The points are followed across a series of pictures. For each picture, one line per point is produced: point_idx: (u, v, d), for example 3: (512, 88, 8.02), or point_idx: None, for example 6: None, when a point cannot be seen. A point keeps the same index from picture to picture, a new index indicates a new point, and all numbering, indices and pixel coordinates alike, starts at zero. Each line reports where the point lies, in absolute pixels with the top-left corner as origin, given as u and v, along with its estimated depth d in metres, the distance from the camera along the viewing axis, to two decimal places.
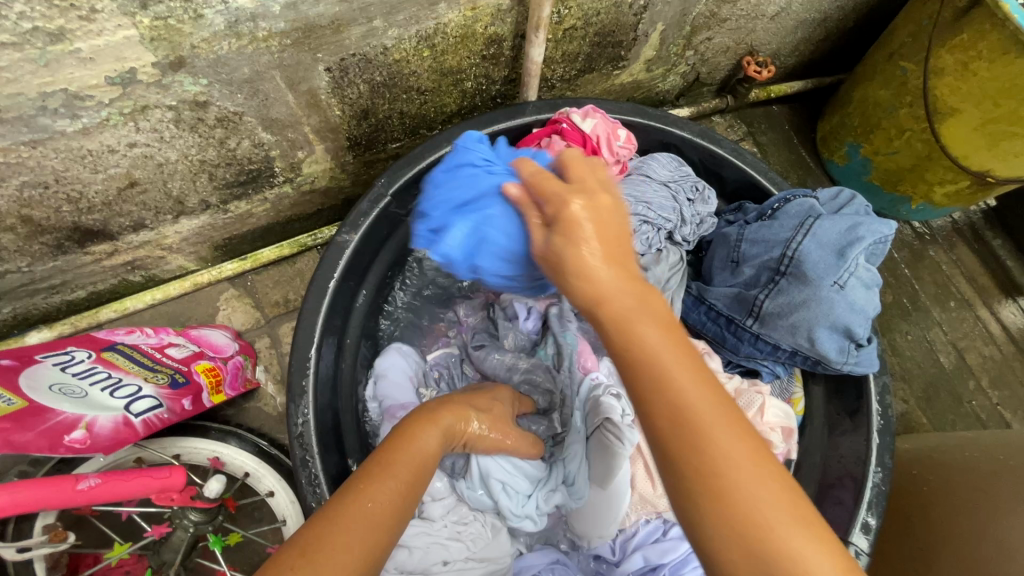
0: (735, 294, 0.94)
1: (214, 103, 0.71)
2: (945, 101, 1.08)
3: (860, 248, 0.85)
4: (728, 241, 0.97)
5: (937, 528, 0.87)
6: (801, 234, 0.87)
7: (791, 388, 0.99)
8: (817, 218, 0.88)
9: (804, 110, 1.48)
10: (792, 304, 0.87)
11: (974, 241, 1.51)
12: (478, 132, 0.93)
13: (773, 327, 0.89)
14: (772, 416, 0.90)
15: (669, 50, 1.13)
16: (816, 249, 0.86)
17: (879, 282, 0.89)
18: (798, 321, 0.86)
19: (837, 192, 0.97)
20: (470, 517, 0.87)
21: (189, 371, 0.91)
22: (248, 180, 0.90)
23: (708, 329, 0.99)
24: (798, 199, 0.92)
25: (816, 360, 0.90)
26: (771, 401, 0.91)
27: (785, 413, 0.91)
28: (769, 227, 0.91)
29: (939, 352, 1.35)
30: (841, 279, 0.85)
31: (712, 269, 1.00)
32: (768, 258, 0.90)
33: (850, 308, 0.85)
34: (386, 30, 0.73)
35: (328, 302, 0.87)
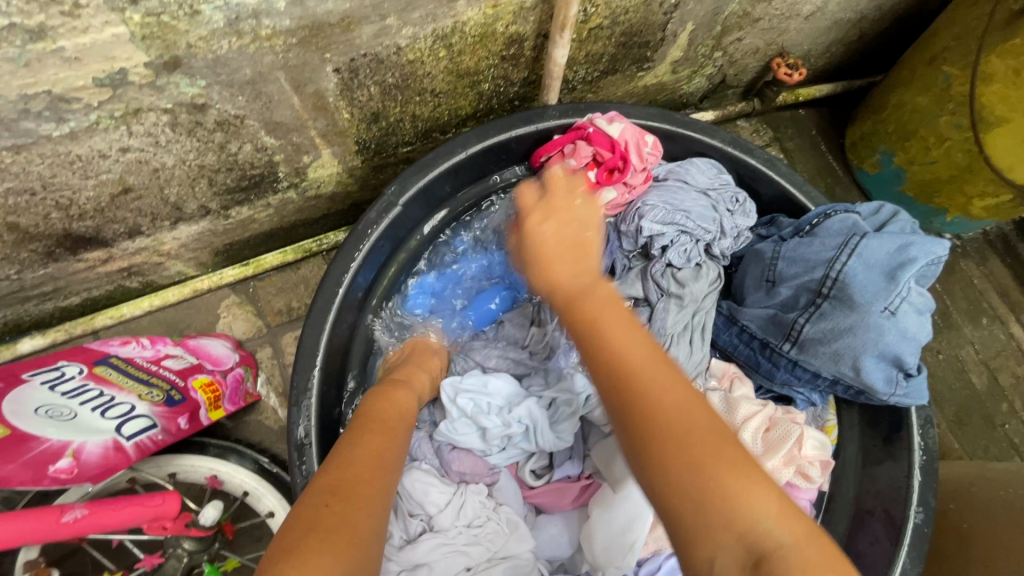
0: (770, 316, 0.89)
1: (214, 106, 0.66)
2: (992, 110, 1.02)
3: (912, 270, 0.79)
4: (762, 259, 0.91)
5: (978, 569, 0.81)
6: (845, 253, 0.82)
7: (824, 415, 0.93)
8: (863, 236, 0.83)
9: (832, 115, 1.42)
10: (836, 329, 0.81)
11: (1008, 254, 1.44)
12: (497, 137, 0.87)
13: (814, 354, 0.84)
14: (810, 449, 0.84)
15: (696, 52, 1.07)
16: (863, 271, 0.81)
17: (931, 307, 0.83)
18: (842, 349, 0.81)
19: (878, 208, 0.91)
20: (483, 518, 0.80)
21: (186, 388, 0.86)
22: (250, 185, 0.85)
23: (740, 352, 0.93)
24: (839, 215, 0.87)
25: (860, 390, 0.85)
26: (808, 432, 0.85)
27: (822, 445, 0.85)
28: (809, 245, 0.85)
29: (971, 372, 1.29)
30: (892, 305, 0.79)
31: (744, 288, 0.94)
32: (809, 279, 0.85)
33: (901, 335, 0.79)
34: (401, 28, 0.68)
35: (336, 311, 0.81)
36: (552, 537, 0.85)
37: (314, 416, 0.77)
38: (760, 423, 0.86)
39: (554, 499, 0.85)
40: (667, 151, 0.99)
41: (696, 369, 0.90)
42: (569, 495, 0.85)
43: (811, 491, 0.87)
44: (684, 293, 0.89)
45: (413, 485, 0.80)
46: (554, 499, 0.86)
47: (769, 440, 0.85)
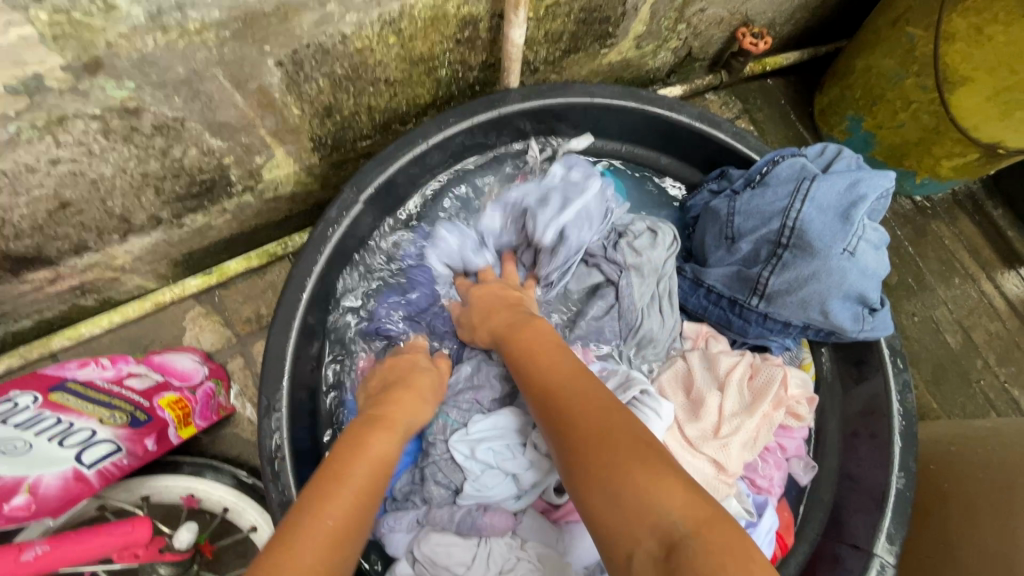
0: (734, 273, 0.86)
1: (148, 109, 0.62)
2: (956, 69, 1.01)
3: (864, 207, 0.78)
4: (719, 217, 0.89)
5: (959, 526, 0.83)
6: (799, 200, 0.80)
7: (802, 354, 0.93)
8: (813, 180, 0.81)
9: (800, 83, 1.41)
10: (801, 278, 0.79)
11: (975, 213, 1.46)
12: (457, 125, 0.84)
13: (782, 305, 0.83)
14: (794, 388, 0.85)
15: (659, 25, 1.04)
16: (818, 216, 0.79)
17: (887, 240, 0.82)
18: (809, 295, 0.80)
19: (823, 148, 0.89)
20: (512, 560, 0.74)
21: (151, 408, 0.83)
22: (201, 191, 0.81)
23: (711, 313, 0.92)
24: (787, 160, 0.85)
25: (829, 331, 0.84)
26: (790, 372, 0.86)
27: (804, 382, 0.87)
28: (762, 196, 0.83)
29: (946, 332, 1.30)
30: (851, 245, 0.78)
31: (705, 247, 0.92)
32: (767, 231, 0.82)
33: (862, 274, 0.78)
34: (344, 15, 0.63)
35: (302, 315, 0.78)
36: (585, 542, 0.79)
37: (286, 427, 0.74)
38: (743, 372, 0.85)
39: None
40: (617, 126, 0.96)
41: (671, 335, 0.90)
42: None
43: (802, 429, 0.88)
44: (642, 261, 0.88)
45: (434, 552, 0.74)
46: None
47: (755, 387, 0.84)
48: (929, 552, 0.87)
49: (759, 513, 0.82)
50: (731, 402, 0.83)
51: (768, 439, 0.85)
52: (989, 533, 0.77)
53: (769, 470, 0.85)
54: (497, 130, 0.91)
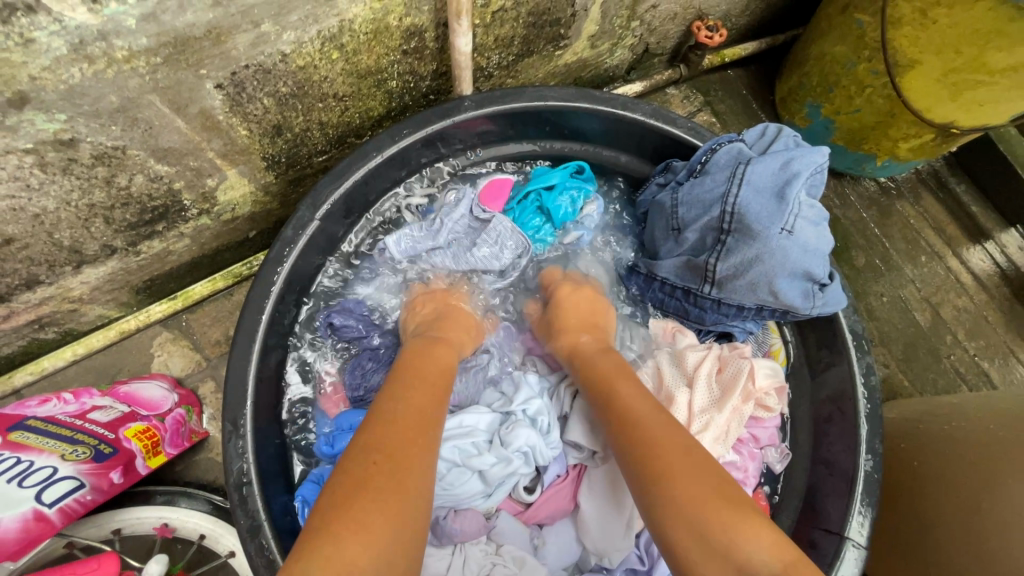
0: (685, 263, 0.87)
1: (84, 140, 0.61)
2: (904, 53, 1.02)
3: (799, 183, 0.78)
4: (664, 209, 0.90)
5: (929, 504, 0.85)
6: (735, 184, 0.80)
7: (769, 340, 0.95)
8: (747, 164, 0.81)
9: (760, 72, 1.42)
10: (744, 262, 0.79)
11: (939, 191, 1.49)
12: (410, 137, 0.84)
13: (732, 290, 0.83)
14: (763, 380, 0.85)
15: (612, 24, 1.04)
16: (755, 198, 0.78)
17: (826, 215, 0.82)
18: (755, 278, 0.79)
19: (762, 130, 0.89)
20: (488, 566, 0.73)
21: (117, 440, 0.82)
22: (154, 217, 0.80)
23: (670, 305, 0.94)
24: (724, 147, 0.86)
25: (783, 311, 0.84)
26: (758, 364, 0.85)
27: (774, 372, 0.87)
28: (701, 183, 0.84)
29: (915, 310, 1.33)
30: (789, 223, 0.77)
31: (656, 241, 0.93)
32: (708, 218, 0.83)
33: (804, 251, 0.78)
34: (280, 34, 0.63)
35: (263, 337, 0.77)
36: (560, 548, 0.80)
37: (251, 453, 0.73)
38: (711, 366, 0.85)
39: (553, 503, 0.81)
40: (573, 127, 0.96)
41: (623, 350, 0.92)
42: (561, 501, 0.81)
43: (774, 419, 0.89)
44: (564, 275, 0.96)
45: None
46: (558, 504, 0.81)
47: (723, 381, 0.85)
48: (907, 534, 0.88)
49: None
50: (701, 398, 0.84)
51: (740, 431, 0.85)
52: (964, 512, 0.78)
53: (743, 460, 0.87)
54: (452, 139, 0.91)
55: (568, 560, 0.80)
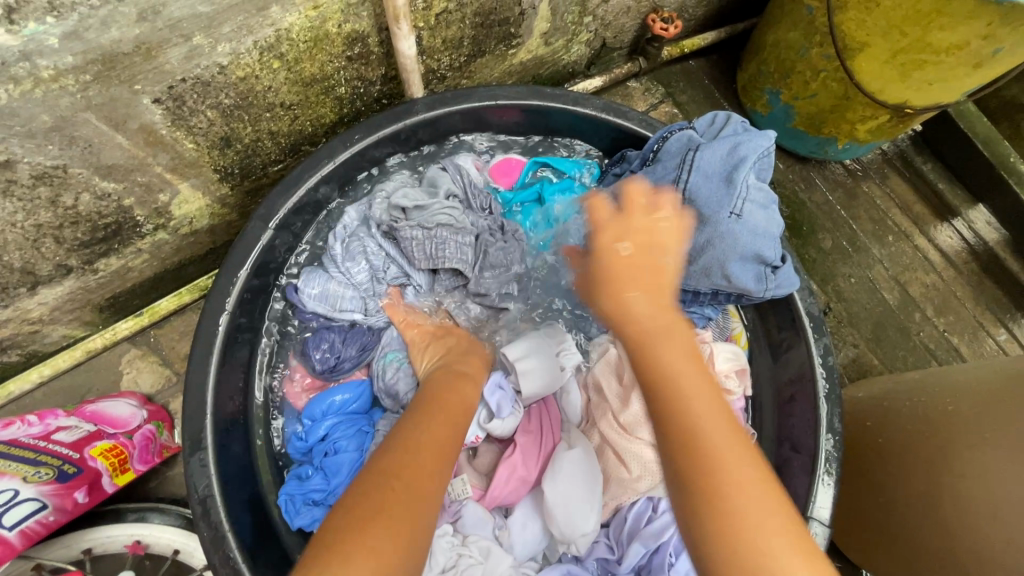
0: None
1: (21, 160, 0.61)
2: (852, 36, 1.03)
3: (745, 168, 0.81)
4: None
5: (895, 477, 0.86)
6: (685, 171, 0.83)
7: (730, 325, 0.97)
8: (697, 150, 0.84)
9: (722, 61, 1.43)
10: (697, 246, 0.83)
11: (905, 170, 1.50)
12: (363, 141, 0.84)
13: (687, 274, 0.85)
14: (723, 363, 0.88)
15: (564, 20, 1.05)
16: (704, 183, 0.83)
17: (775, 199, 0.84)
18: (708, 262, 0.82)
19: (713, 116, 0.90)
20: (454, 558, 0.76)
21: (82, 459, 0.82)
22: (107, 235, 0.80)
23: None
24: (675, 134, 0.87)
25: (738, 295, 0.86)
26: (717, 348, 0.88)
27: (735, 355, 0.90)
28: (654, 172, 0.86)
29: (883, 290, 1.34)
30: (736, 207, 0.80)
31: None
32: None
33: (754, 234, 0.80)
34: (214, 46, 0.63)
35: (221, 348, 0.78)
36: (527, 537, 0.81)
37: (213, 466, 0.73)
38: None
39: (513, 485, 0.82)
40: (527, 124, 0.97)
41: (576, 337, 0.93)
42: (526, 487, 0.83)
43: (739, 400, 0.91)
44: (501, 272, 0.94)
45: None
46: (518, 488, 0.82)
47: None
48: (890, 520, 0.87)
49: None
50: None
51: None
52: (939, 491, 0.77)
53: None
54: (409, 139, 0.91)
55: (535, 547, 0.82)
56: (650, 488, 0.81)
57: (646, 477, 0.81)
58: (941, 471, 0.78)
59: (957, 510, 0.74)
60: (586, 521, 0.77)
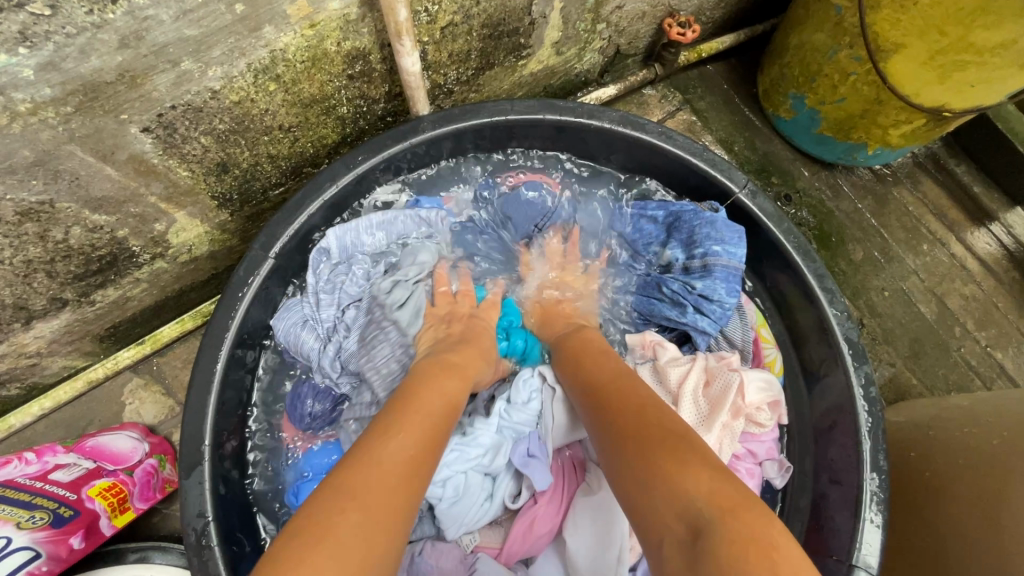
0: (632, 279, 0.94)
1: (4, 197, 0.57)
2: (886, 37, 0.96)
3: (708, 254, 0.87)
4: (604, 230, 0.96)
5: (943, 517, 0.79)
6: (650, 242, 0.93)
7: (765, 351, 0.89)
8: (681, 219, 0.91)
9: (742, 65, 1.37)
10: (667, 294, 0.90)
11: (938, 174, 1.42)
12: (366, 163, 0.80)
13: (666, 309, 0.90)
14: (753, 395, 0.80)
15: (576, 28, 1.00)
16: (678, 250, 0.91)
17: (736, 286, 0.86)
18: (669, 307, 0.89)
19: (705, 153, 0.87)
20: None
21: (79, 500, 0.78)
22: (103, 267, 0.77)
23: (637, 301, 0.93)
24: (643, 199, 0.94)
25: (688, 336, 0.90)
26: (748, 377, 0.81)
27: (768, 384, 0.82)
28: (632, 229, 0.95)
29: (919, 302, 1.26)
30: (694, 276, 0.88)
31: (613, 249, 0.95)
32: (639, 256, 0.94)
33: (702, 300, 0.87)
34: (204, 71, 0.59)
35: (218, 387, 0.74)
36: None
37: (211, 514, 0.69)
38: (697, 380, 0.81)
39: (533, 539, 0.77)
40: (540, 139, 0.91)
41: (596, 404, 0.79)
42: (546, 531, 0.77)
43: (771, 432, 0.84)
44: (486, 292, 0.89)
45: None
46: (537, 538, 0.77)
47: (711, 396, 0.80)
48: (940, 562, 0.77)
49: None
50: (688, 417, 0.80)
51: (734, 449, 0.81)
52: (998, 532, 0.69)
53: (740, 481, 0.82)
54: (423, 157, 0.88)
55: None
56: None
57: None
58: (999, 515, 0.70)
59: None
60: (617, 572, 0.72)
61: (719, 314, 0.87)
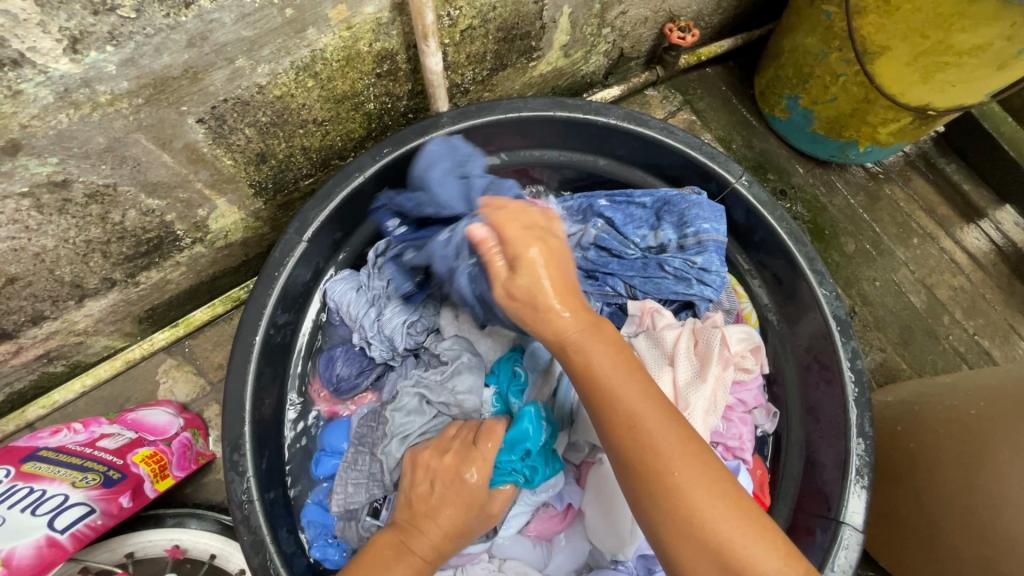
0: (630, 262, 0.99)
1: (76, 180, 0.65)
2: (872, 40, 1.03)
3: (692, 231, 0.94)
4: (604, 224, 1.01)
5: (928, 482, 0.85)
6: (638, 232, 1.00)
7: (739, 304, 0.99)
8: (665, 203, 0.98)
9: (739, 68, 1.44)
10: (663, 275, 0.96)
11: (928, 172, 1.49)
12: (392, 155, 0.87)
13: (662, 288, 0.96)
14: (737, 344, 0.87)
15: (583, 32, 1.07)
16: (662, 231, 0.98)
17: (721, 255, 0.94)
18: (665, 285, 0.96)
19: (700, 144, 0.94)
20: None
21: (125, 465, 0.85)
22: (150, 249, 0.84)
23: (637, 282, 0.98)
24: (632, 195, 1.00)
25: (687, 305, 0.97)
26: (728, 330, 0.88)
27: (747, 334, 0.89)
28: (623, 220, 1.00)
29: (909, 293, 1.33)
30: (683, 250, 0.96)
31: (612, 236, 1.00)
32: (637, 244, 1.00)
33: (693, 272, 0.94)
34: (254, 68, 0.66)
35: (256, 359, 0.80)
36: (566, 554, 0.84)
37: (252, 473, 0.75)
38: (686, 340, 0.87)
39: (551, 518, 0.85)
40: (551, 134, 0.98)
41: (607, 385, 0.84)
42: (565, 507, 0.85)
43: (756, 380, 0.92)
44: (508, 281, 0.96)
45: None
46: (557, 515, 0.85)
47: (700, 352, 0.87)
48: (929, 522, 0.84)
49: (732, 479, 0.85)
50: (683, 373, 0.85)
51: (727, 399, 0.87)
52: (979, 490, 0.75)
53: (735, 429, 0.89)
54: (438, 152, 0.94)
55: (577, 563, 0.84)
56: None
57: None
58: (977, 477, 0.76)
59: (992, 515, 0.73)
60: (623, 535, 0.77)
61: (719, 282, 0.94)
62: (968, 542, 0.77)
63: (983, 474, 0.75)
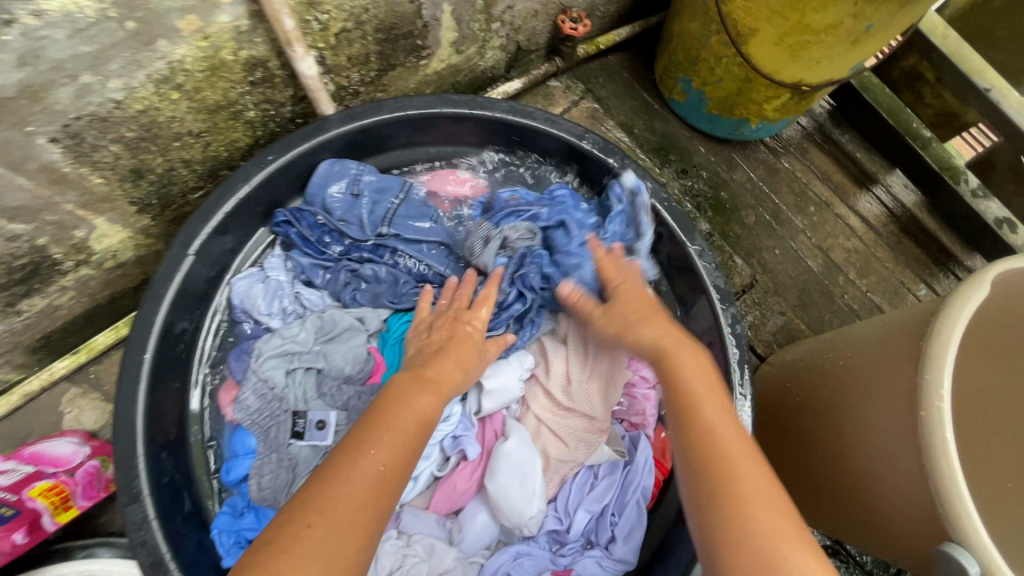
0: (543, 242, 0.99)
1: None
2: (743, 23, 1.10)
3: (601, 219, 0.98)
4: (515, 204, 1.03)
5: (806, 429, 0.91)
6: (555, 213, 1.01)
7: None
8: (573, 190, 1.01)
9: (640, 54, 1.49)
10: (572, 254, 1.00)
11: (823, 143, 1.59)
12: (276, 162, 0.86)
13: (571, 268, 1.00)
14: None
15: (471, 28, 1.08)
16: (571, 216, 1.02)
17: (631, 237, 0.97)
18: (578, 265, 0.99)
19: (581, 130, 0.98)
20: (400, 559, 0.79)
21: (19, 501, 0.83)
22: (27, 275, 0.81)
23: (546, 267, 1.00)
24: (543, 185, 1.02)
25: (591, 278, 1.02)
26: None
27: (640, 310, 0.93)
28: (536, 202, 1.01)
29: (807, 258, 1.42)
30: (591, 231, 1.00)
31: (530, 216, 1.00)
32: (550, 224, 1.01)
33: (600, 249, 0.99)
34: (104, 83, 0.65)
35: (148, 378, 0.78)
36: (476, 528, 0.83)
37: (146, 493, 0.74)
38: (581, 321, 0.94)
39: (456, 492, 0.84)
40: (441, 131, 1.00)
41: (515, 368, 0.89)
42: (472, 478, 0.85)
43: None
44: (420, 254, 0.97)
45: None
46: (460, 490, 0.84)
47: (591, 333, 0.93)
48: (808, 466, 0.90)
49: (635, 447, 0.89)
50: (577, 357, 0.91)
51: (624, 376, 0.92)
52: (844, 431, 0.80)
53: (639, 405, 0.93)
54: (357, 148, 0.97)
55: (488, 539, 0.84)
56: (588, 456, 0.87)
57: (582, 447, 0.87)
58: (841, 421, 0.81)
59: (854, 455, 0.79)
60: (531, 504, 0.80)
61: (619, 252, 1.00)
62: (840, 481, 0.82)
63: (855, 429, 0.78)
